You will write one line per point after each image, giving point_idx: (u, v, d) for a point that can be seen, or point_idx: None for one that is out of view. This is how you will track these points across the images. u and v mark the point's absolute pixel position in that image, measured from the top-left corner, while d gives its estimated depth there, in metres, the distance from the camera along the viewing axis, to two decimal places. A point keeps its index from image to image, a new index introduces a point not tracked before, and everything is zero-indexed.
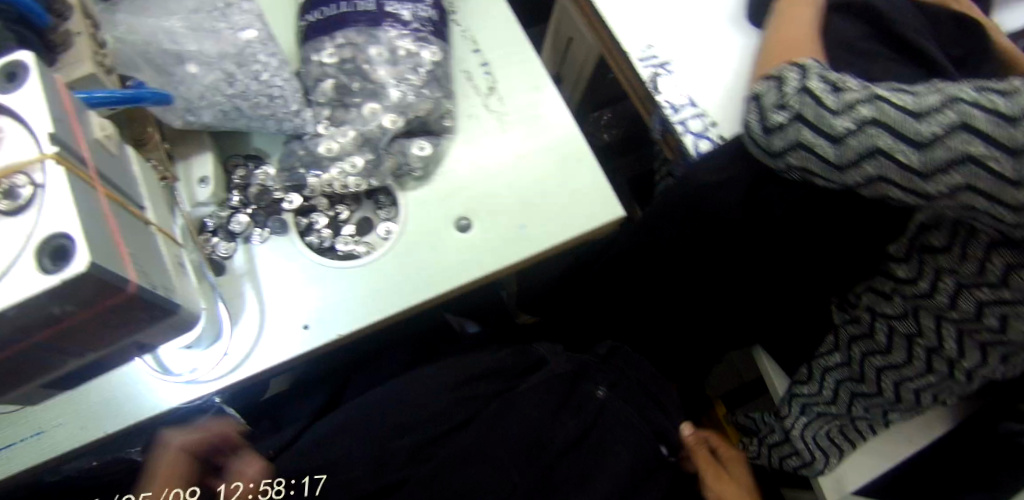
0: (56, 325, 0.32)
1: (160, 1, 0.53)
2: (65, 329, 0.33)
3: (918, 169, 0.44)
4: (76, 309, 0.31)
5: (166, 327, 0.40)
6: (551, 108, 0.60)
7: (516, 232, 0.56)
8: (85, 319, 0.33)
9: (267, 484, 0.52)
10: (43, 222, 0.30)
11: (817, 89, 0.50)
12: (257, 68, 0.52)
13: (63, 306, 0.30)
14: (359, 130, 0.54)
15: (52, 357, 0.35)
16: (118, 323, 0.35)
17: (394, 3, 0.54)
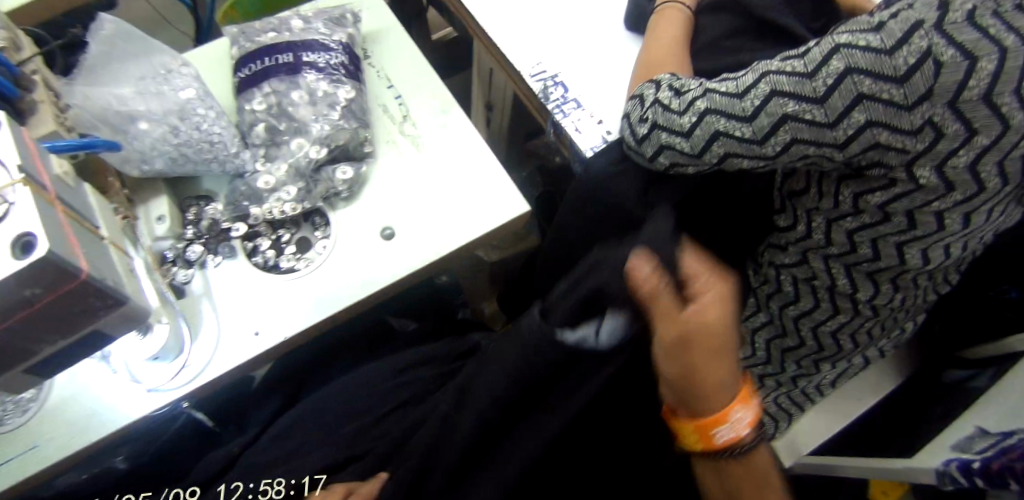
0: (29, 306, 0.42)
1: (110, 68, 0.61)
2: (36, 312, 0.43)
3: (753, 138, 0.51)
4: (44, 292, 0.42)
5: (120, 317, 0.51)
6: (458, 127, 0.69)
7: (434, 234, 0.65)
8: (51, 302, 0.44)
9: (267, 485, 0.57)
10: (14, 227, 0.40)
11: (664, 99, 0.61)
12: (196, 119, 0.61)
13: (33, 288, 0.41)
14: (290, 163, 0.63)
15: (30, 342, 0.46)
16: (77, 308, 0.46)
17: (310, 54, 0.64)
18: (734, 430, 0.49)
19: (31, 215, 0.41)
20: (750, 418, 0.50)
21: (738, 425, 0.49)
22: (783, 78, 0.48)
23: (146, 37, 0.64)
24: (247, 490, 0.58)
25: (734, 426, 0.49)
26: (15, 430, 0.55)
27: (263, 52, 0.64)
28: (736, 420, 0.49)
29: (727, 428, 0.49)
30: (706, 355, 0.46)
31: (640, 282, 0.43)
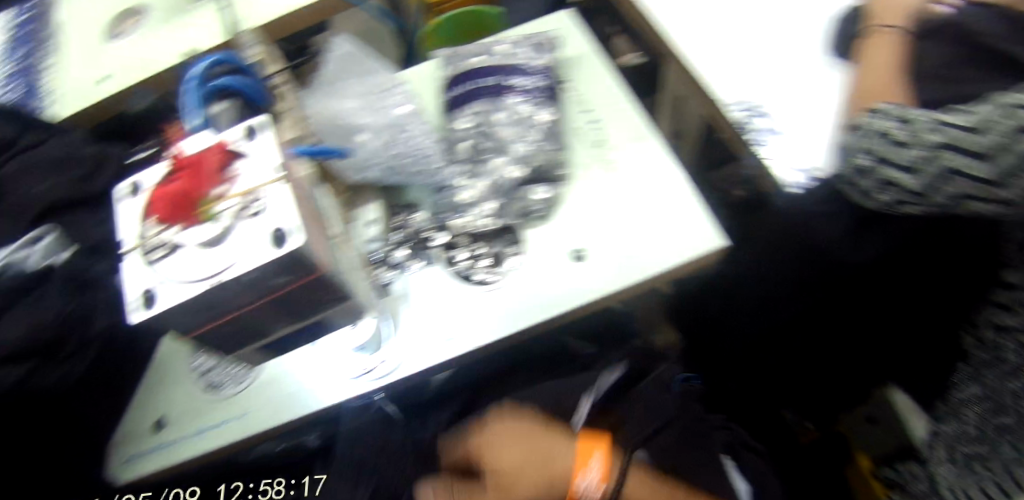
0: (275, 291, 0.42)
1: (336, 84, 0.67)
2: (279, 297, 0.43)
3: (997, 179, 0.48)
4: (289, 280, 0.41)
5: (345, 308, 0.49)
6: (652, 154, 0.70)
7: (625, 259, 0.64)
8: (294, 288, 0.43)
9: (267, 485, 0.68)
10: (270, 220, 0.39)
11: (890, 129, 0.58)
12: (409, 134, 0.65)
13: (280, 276, 0.40)
14: (490, 181, 0.65)
15: (266, 321, 0.46)
16: (310, 297, 0.45)
17: (512, 78, 0.67)
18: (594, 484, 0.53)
19: (285, 209, 0.39)
20: (598, 454, 0.54)
21: (597, 466, 0.54)
22: (951, 130, 0.52)
23: (368, 60, 0.70)
24: (247, 490, 0.68)
25: (597, 472, 0.54)
26: (228, 399, 0.62)
27: (471, 75, 0.69)
28: (595, 467, 0.54)
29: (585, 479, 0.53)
30: (518, 472, 0.56)
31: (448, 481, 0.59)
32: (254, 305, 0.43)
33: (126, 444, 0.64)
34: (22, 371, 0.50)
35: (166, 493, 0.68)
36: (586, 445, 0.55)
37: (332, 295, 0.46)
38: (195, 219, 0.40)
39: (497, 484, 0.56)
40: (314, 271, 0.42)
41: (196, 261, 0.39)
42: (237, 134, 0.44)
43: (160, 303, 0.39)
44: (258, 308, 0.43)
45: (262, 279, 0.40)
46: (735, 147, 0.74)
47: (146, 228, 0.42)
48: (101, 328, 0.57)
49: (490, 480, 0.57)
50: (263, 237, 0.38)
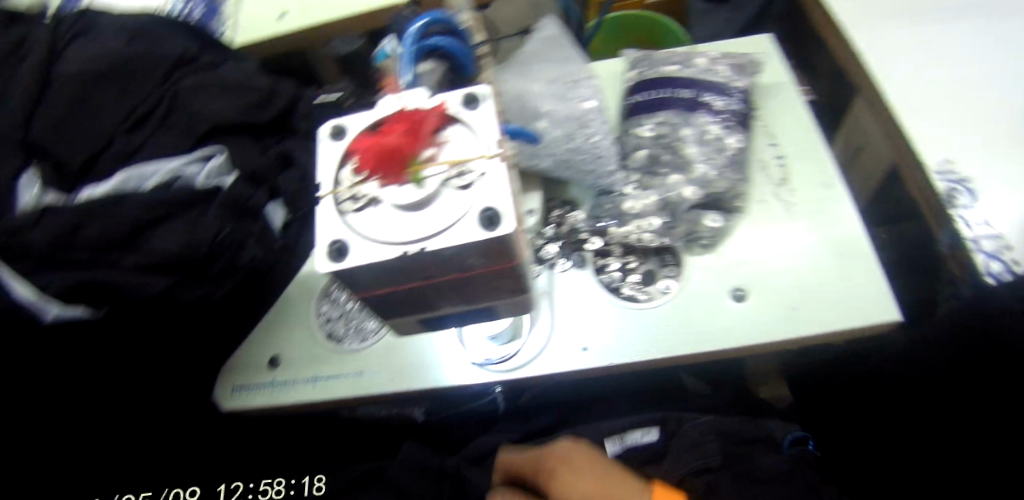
0: (465, 272, 0.35)
1: (531, 66, 0.67)
2: (465, 279, 0.36)
3: None
4: (483, 264, 0.35)
5: (514, 302, 0.41)
6: (836, 204, 0.66)
7: (789, 311, 0.60)
8: (483, 273, 0.36)
9: (267, 484, 0.64)
10: (481, 198, 0.34)
11: None
12: (591, 129, 0.63)
13: (478, 258, 0.34)
14: (661, 196, 0.64)
15: (437, 302, 0.39)
16: (493, 285, 0.38)
17: (710, 95, 0.65)
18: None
19: (501, 188, 0.34)
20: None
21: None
22: None
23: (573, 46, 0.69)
24: (247, 489, 0.64)
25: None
26: (351, 352, 0.63)
27: (665, 83, 0.67)
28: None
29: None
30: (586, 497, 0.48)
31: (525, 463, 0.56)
32: (434, 285, 0.36)
33: (233, 373, 0.64)
34: (165, 284, 0.51)
35: (165, 493, 0.63)
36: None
37: (507, 293, 0.39)
38: (402, 178, 0.35)
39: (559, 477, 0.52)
40: (510, 262, 0.35)
41: (398, 223, 0.34)
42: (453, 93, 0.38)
43: (347, 260, 0.33)
44: (431, 294, 0.38)
45: (458, 259, 0.34)
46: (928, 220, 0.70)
47: (341, 177, 0.37)
48: (245, 259, 0.56)
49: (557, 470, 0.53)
50: (473, 214, 0.33)
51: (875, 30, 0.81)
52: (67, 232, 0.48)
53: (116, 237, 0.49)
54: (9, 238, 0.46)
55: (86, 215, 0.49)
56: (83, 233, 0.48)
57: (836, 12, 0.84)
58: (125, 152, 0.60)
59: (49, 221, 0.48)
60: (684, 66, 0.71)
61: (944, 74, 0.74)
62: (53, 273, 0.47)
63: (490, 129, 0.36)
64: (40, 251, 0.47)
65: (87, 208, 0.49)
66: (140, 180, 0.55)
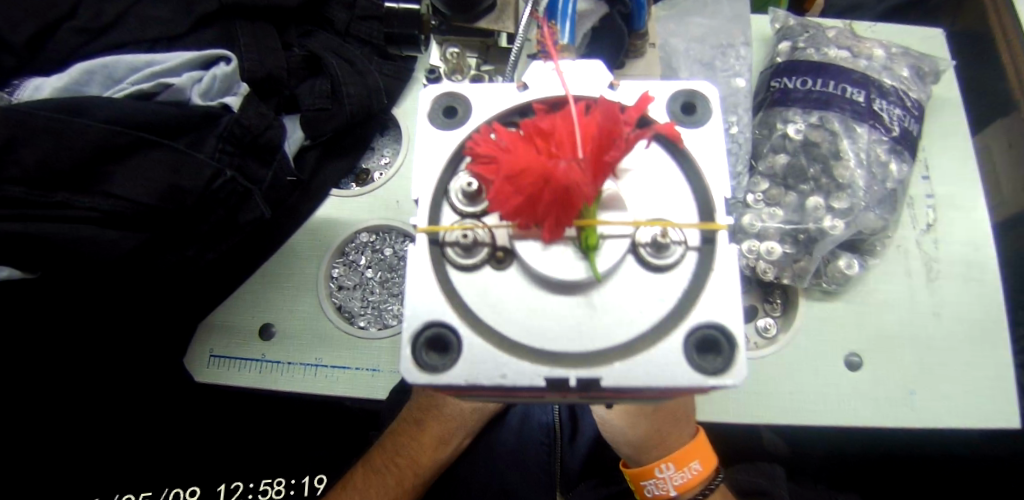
0: (624, 398, 0.22)
1: (668, 15, 0.54)
2: (616, 397, 0.23)
3: None
4: (658, 395, 0.21)
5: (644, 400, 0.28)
6: (986, 273, 0.53)
7: (905, 397, 0.49)
8: (644, 394, 0.23)
9: (267, 483, 0.50)
10: (689, 301, 0.20)
11: None
12: (733, 117, 0.49)
13: (666, 396, 0.20)
14: (792, 221, 0.50)
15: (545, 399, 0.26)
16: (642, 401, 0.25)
17: (884, 104, 0.50)
18: (676, 481, 0.41)
19: (729, 291, 0.20)
20: (701, 465, 0.41)
21: (689, 475, 0.41)
22: None
23: None
24: (247, 490, 0.50)
25: (684, 476, 0.41)
26: (369, 341, 0.50)
27: (831, 70, 0.50)
28: (689, 471, 0.41)
29: (675, 471, 0.41)
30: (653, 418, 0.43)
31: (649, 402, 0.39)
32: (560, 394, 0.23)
33: (212, 335, 0.51)
34: (135, 244, 0.36)
35: (164, 493, 0.50)
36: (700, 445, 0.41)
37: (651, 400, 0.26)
38: (559, 231, 0.19)
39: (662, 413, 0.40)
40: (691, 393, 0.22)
41: (542, 313, 0.20)
42: (651, 86, 0.23)
43: (447, 375, 0.19)
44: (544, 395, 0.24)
45: (631, 391, 0.20)
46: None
47: (444, 198, 0.22)
48: (250, 218, 0.40)
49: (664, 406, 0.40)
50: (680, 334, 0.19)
51: None
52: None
53: (66, 170, 0.34)
54: None
55: (25, 130, 0.33)
56: (18, 157, 0.33)
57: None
58: (97, 28, 0.44)
59: None
60: (856, 56, 0.53)
61: None
62: None
63: (715, 174, 0.21)
64: None
65: (19, 118, 0.33)
66: (109, 82, 0.39)
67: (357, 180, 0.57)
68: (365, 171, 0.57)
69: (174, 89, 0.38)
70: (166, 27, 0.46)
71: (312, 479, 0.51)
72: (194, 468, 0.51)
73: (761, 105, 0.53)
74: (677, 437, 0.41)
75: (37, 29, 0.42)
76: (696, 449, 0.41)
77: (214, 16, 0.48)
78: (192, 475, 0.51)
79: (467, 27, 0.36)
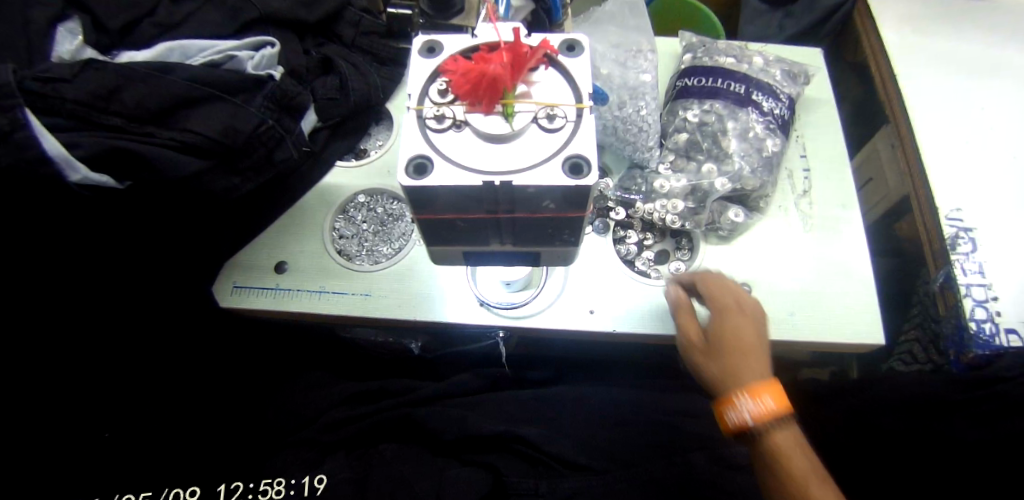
0: (534, 213, 0.36)
1: (599, 33, 0.71)
2: (530, 220, 0.37)
3: None
4: (553, 209, 0.35)
5: (560, 252, 0.42)
6: (849, 226, 0.68)
7: (785, 317, 0.63)
8: (548, 220, 0.37)
9: (267, 484, 0.47)
10: (565, 146, 0.34)
11: None
12: (641, 103, 0.65)
13: (556, 202, 0.34)
14: (691, 181, 0.64)
15: (488, 237, 0.39)
16: (549, 232, 0.38)
17: (760, 94, 0.65)
18: (750, 413, 0.47)
19: (587, 138, 0.34)
20: (772, 398, 0.47)
21: (761, 407, 0.47)
22: None
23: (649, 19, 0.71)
24: (246, 490, 0.47)
25: (759, 406, 0.47)
26: (361, 271, 0.61)
27: (719, 70, 0.66)
28: (762, 403, 0.47)
29: (746, 401, 0.47)
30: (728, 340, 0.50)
31: (706, 283, 0.55)
32: (496, 218, 0.37)
33: (234, 271, 0.62)
34: (200, 167, 0.49)
35: (164, 493, 0.47)
36: (775, 386, 0.48)
37: (557, 245, 0.40)
38: (492, 107, 0.34)
39: (755, 344, 0.50)
40: (577, 214, 0.36)
41: (482, 153, 0.34)
42: (550, 35, 0.38)
43: (426, 179, 0.33)
44: (488, 236, 0.39)
45: (535, 200, 0.34)
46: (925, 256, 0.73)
47: (424, 97, 0.36)
48: (282, 158, 0.55)
49: (757, 327, 0.52)
50: (560, 160, 0.34)
51: (920, 68, 0.81)
52: (105, 91, 0.47)
53: (154, 109, 0.48)
54: (46, 86, 0.45)
55: (129, 79, 0.48)
56: (121, 97, 0.47)
57: (887, 44, 0.83)
58: (169, 24, 0.59)
59: (91, 76, 0.46)
60: (739, 62, 0.68)
61: (972, 131, 0.76)
62: (85, 133, 0.45)
63: (584, 80, 0.36)
64: (75, 105, 0.45)
65: (126, 71, 0.48)
66: (184, 56, 0.54)
67: (357, 156, 0.69)
68: (363, 150, 0.70)
69: (237, 61, 0.54)
70: (217, 26, 0.61)
71: (312, 480, 0.47)
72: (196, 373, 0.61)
73: (668, 100, 0.69)
74: (762, 371, 0.49)
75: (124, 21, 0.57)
76: (767, 387, 0.48)
77: (253, 22, 0.63)
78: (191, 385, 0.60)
79: (444, 22, 0.52)
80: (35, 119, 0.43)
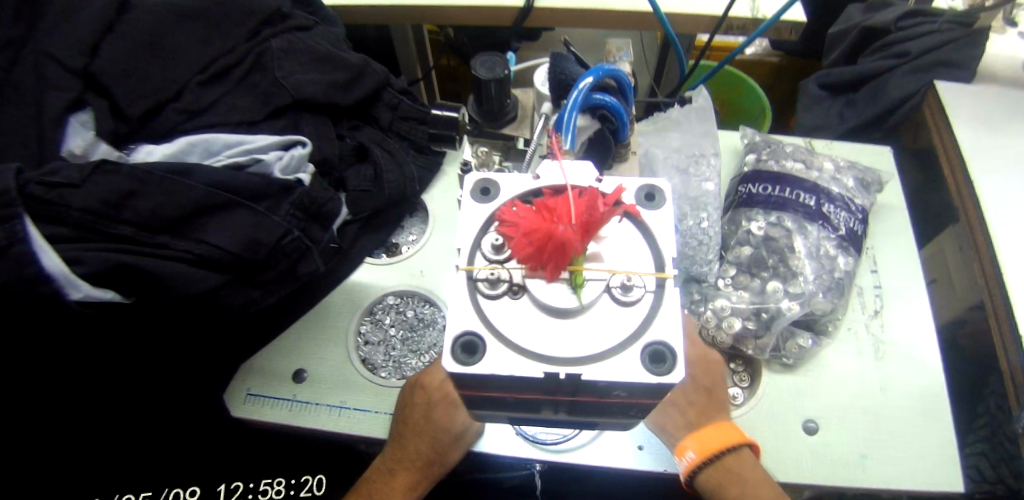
0: (596, 398, 0.29)
1: (655, 132, 0.66)
2: (588, 402, 0.31)
3: None
4: (624, 396, 0.29)
5: (623, 422, 0.35)
6: (930, 354, 0.58)
7: (855, 461, 0.52)
8: (614, 402, 0.31)
9: (266, 485, 0.59)
10: (642, 328, 0.28)
11: None
12: (703, 214, 0.59)
13: (625, 394, 0.28)
14: (756, 302, 0.57)
15: (530, 408, 0.33)
16: (612, 412, 0.32)
17: (831, 207, 0.59)
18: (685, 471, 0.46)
19: (671, 320, 0.28)
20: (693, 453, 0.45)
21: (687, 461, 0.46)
22: None
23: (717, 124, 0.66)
24: (247, 490, 0.58)
25: (683, 464, 0.46)
26: (385, 386, 0.54)
27: (787, 178, 0.60)
28: (686, 459, 0.46)
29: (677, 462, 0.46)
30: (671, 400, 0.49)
31: None
32: (545, 398, 0.30)
33: (250, 375, 0.55)
34: (215, 282, 0.47)
35: (163, 494, 0.56)
36: (703, 433, 0.46)
37: (622, 418, 0.34)
38: (558, 273, 0.28)
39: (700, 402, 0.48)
40: (652, 400, 0.30)
41: (544, 333, 0.28)
42: (625, 180, 0.33)
43: (477, 367, 0.27)
44: (543, 406, 0.32)
45: (604, 390, 0.28)
46: (1009, 393, 0.61)
47: (476, 250, 0.31)
48: (307, 270, 0.53)
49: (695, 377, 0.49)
50: (636, 347, 0.28)
51: (998, 168, 0.71)
52: (117, 198, 0.44)
53: (168, 218, 0.45)
54: (52, 192, 0.42)
55: (143, 184, 0.45)
56: (133, 205, 0.44)
57: (961, 140, 0.73)
58: (194, 109, 0.57)
59: (101, 182, 0.43)
60: (809, 167, 0.63)
61: None
62: (88, 244, 0.43)
63: (668, 243, 0.31)
64: (82, 214, 0.43)
65: (141, 175, 0.45)
66: (206, 153, 0.53)
67: (388, 251, 0.63)
68: (395, 244, 0.64)
69: (262, 164, 0.51)
70: (248, 112, 0.59)
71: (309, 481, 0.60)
72: (195, 472, 0.58)
73: (730, 205, 0.63)
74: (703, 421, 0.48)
75: (149, 106, 0.55)
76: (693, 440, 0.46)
77: (286, 108, 0.60)
78: (190, 477, 0.58)
79: (495, 131, 0.47)
80: (36, 230, 0.41)
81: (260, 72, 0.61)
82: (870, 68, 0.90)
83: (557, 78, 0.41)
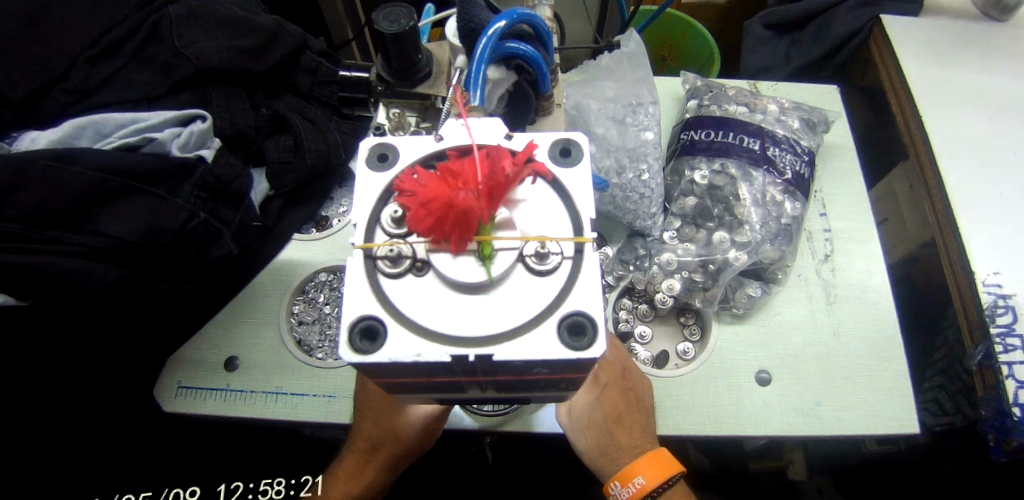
0: (522, 377, 0.27)
1: (590, 81, 0.63)
2: (515, 380, 0.29)
3: None
4: (548, 373, 0.27)
5: (554, 394, 0.33)
6: (881, 293, 0.59)
7: (811, 407, 0.53)
8: (543, 378, 0.29)
9: (267, 484, 0.49)
10: (559, 298, 0.26)
11: None
12: (643, 165, 0.57)
13: (548, 371, 0.26)
14: (702, 253, 0.56)
15: (455, 390, 0.31)
16: (542, 387, 0.31)
17: (777, 151, 0.57)
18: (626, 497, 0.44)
19: (591, 288, 0.26)
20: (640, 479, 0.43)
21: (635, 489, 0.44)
22: None
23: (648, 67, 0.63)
24: (247, 490, 0.49)
25: (630, 491, 0.44)
26: (324, 369, 0.52)
27: (729, 122, 0.58)
28: (634, 486, 0.44)
29: (619, 487, 0.44)
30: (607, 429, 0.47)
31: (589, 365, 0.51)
32: (463, 379, 0.28)
33: (180, 366, 0.52)
34: (116, 275, 0.43)
35: None
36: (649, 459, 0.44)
37: (548, 392, 0.32)
38: (463, 245, 0.25)
39: (622, 419, 0.47)
40: (580, 374, 0.28)
41: (451, 310, 0.26)
42: (537, 136, 0.30)
43: (375, 351, 0.24)
44: (465, 386, 0.30)
45: (523, 368, 0.26)
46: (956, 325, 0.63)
47: (376, 225, 0.28)
48: (219, 254, 0.49)
49: (614, 391, 0.47)
50: (551, 321, 0.25)
51: (945, 102, 0.70)
52: None
53: (57, 211, 0.41)
54: None
55: (24, 174, 0.40)
56: (13, 200, 0.40)
57: (909, 76, 0.72)
58: (83, 88, 0.51)
59: None
60: (752, 111, 0.61)
61: (1010, 179, 0.66)
62: None
63: (586, 205, 0.28)
64: None
65: (19, 164, 0.40)
66: (98, 134, 0.48)
67: (317, 226, 0.59)
68: (324, 218, 0.60)
69: (157, 143, 0.47)
70: (146, 87, 0.53)
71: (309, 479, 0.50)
72: None
73: (672, 155, 0.61)
74: (639, 445, 0.46)
75: (30, 87, 0.49)
76: (644, 465, 0.44)
77: (190, 80, 0.54)
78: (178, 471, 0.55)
79: (409, 91, 0.42)
80: None
81: (156, 41, 0.54)
82: (819, 3, 0.87)
83: (467, 27, 0.37)
